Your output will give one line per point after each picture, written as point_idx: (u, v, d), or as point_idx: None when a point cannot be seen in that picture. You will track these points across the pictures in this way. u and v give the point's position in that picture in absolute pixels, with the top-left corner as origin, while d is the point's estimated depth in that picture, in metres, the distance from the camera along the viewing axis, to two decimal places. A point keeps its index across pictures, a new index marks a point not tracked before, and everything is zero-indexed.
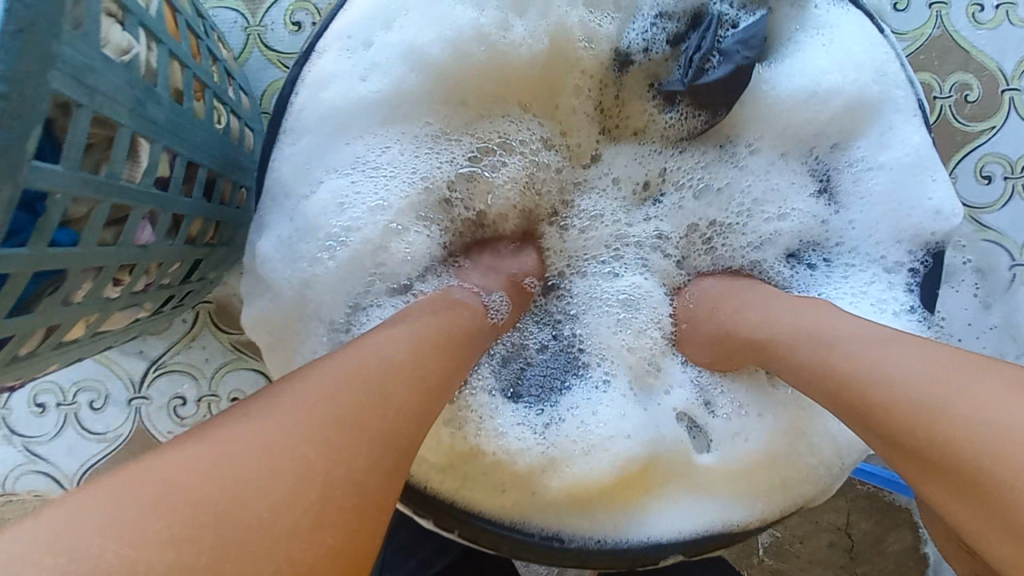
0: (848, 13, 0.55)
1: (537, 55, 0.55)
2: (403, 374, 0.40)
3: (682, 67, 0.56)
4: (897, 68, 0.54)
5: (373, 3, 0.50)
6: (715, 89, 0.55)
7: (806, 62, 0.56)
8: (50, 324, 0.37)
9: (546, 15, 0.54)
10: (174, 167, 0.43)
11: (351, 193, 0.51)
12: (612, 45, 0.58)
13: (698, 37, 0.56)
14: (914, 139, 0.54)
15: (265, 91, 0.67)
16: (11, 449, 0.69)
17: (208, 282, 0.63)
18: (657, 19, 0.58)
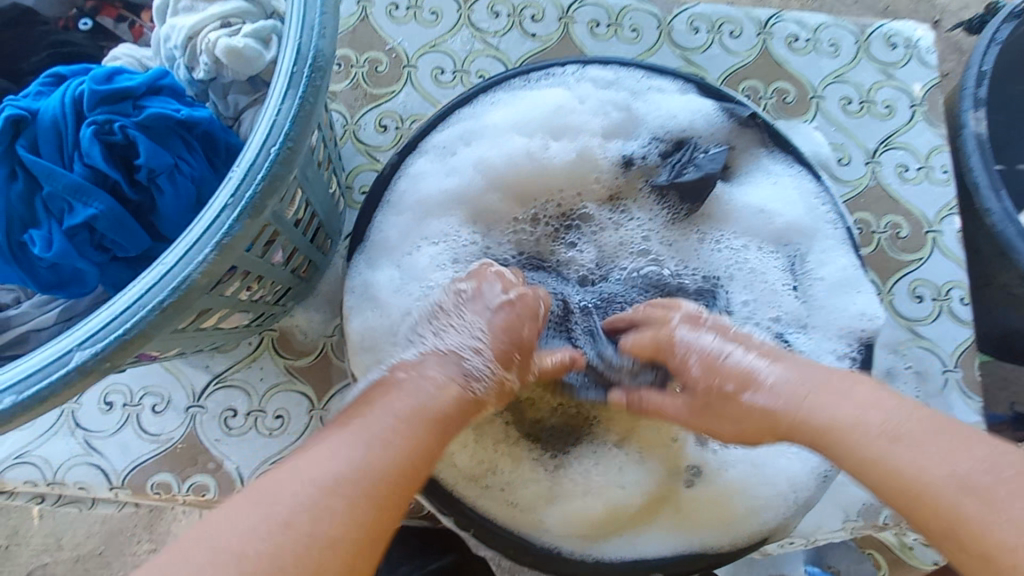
0: (790, 167, 0.72)
1: (570, 162, 0.71)
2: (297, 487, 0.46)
3: (669, 171, 0.71)
4: (829, 209, 0.70)
5: (461, 127, 0.70)
6: (689, 187, 0.68)
7: (756, 195, 0.71)
8: (207, 310, 0.51)
9: (574, 142, 0.71)
10: (305, 213, 0.59)
11: (417, 252, 0.68)
12: (619, 154, 0.72)
13: (680, 154, 0.71)
14: (842, 262, 0.69)
15: (352, 172, 0.87)
16: (70, 440, 0.77)
17: (285, 310, 0.76)
18: (652, 140, 0.72)
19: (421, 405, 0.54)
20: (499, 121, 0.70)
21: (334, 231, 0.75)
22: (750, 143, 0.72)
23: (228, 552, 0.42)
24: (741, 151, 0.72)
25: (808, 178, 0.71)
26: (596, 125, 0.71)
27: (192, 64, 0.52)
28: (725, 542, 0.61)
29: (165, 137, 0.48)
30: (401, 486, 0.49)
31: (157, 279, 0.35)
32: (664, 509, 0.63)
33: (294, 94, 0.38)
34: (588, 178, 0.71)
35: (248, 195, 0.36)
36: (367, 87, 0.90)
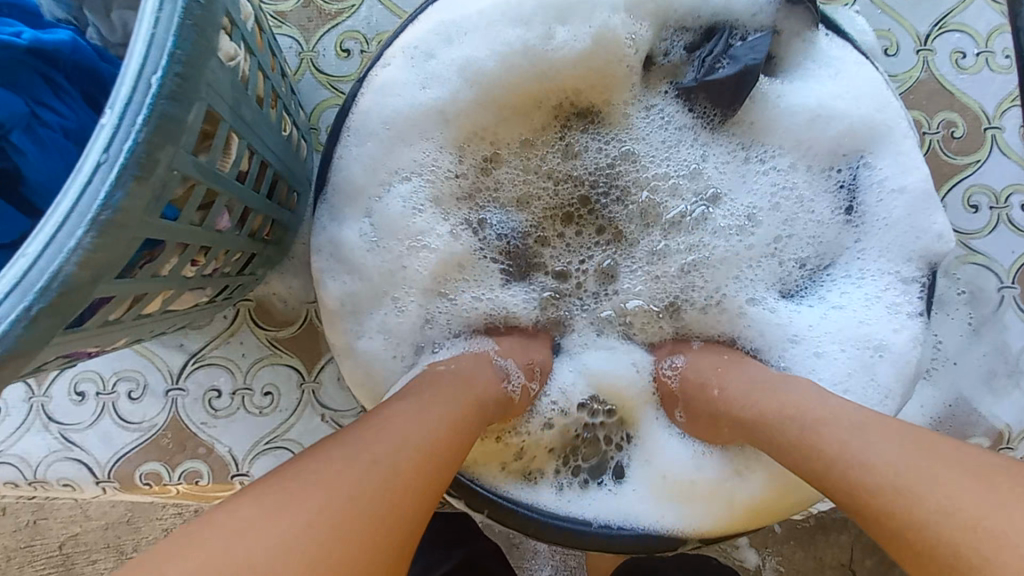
0: (844, 51, 0.60)
1: (578, 56, 0.58)
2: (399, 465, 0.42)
3: (695, 68, 0.60)
4: (896, 104, 0.59)
5: (438, 24, 0.57)
6: (723, 87, 0.58)
7: (814, 93, 0.59)
8: (139, 296, 0.42)
9: (590, 22, 0.57)
10: (251, 162, 0.48)
11: (388, 196, 0.57)
12: (648, 45, 0.60)
13: (710, 46, 0.59)
14: (914, 167, 0.59)
15: (317, 108, 0.74)
16: (46, 435, 0.71)
17: (257, 277, 0.67)
18: (675, 32, 0.60)
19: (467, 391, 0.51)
20: (485, 7, 0.57)
21: (301, 180, 0.64)
22: (806, 22, 0.59)
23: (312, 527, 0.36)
24: (791, 32, 0.60)
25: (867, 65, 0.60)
26: None
27: None
28: (771, 504, 0.55)
29: (14, 75, 0.36)
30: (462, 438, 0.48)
31: (18, 277, 0.25)
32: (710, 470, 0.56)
33: None
34: (614, 79, 0.60)
35: (126, 149, 0.26)
36: (321, 3, 0.75)
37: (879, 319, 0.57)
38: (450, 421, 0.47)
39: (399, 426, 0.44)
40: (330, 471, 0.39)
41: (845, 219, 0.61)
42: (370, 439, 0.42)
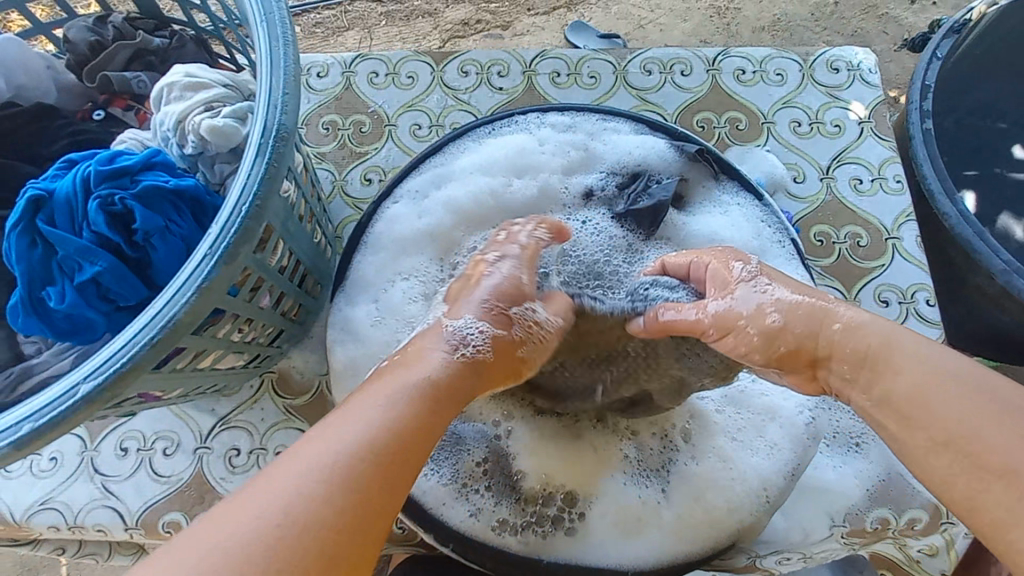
0: (737, 194, 0.78)
1: (529, 196, 0.78)
2: (322, 473, 0.45)
3: (624, 199, 0.77)
4: (770, 231, 0.76)
5: (432, 174, 0.78)
6: (643, 213, 0.74)
7: (710, 222, 0.77)
8: (201, 350, 0.58)
9: (536, 179, 0.79)
10: (289, 260, 0.67)
11: (393, 290, 0.74)
12: (582, 187, 0.80)
13: (635, 184, 0.77)
14: (795, 277, 0.73)
15: (342, 222, 0.96)
16: (90, 486, 0.83)
17: (282, 351, 0.83)
18: (608, 173, 0.80)
19: (412, 382, 0.53)
20: (465, 164, 0.79)
21: (324, 276, 0.82)
22: (703, 175, 0.79)
23: (226, 530, 0.41)
24: (693, 179, 0.79)
25: (753, 201, 0.78)
26: (556, 162, 0.79)
27: (182, 142, 0.54)
28: (702, 544, 0.65)
29: (156, 204, 0.50)
30: (395, 442, 0.49)
31: (147, 321, 0.42)
32: (652, 520, 0.66)
33: (262, 161, 0.46)
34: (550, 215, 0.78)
35: (223, 247, 0.44)
36: (353, 146, 1.00)
37: (775, 392, 0.71)
38: (416, 401, 0.52)
39: (363, 413, 0.49)
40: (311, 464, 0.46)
41: None
42: (309, 451, 0.46)
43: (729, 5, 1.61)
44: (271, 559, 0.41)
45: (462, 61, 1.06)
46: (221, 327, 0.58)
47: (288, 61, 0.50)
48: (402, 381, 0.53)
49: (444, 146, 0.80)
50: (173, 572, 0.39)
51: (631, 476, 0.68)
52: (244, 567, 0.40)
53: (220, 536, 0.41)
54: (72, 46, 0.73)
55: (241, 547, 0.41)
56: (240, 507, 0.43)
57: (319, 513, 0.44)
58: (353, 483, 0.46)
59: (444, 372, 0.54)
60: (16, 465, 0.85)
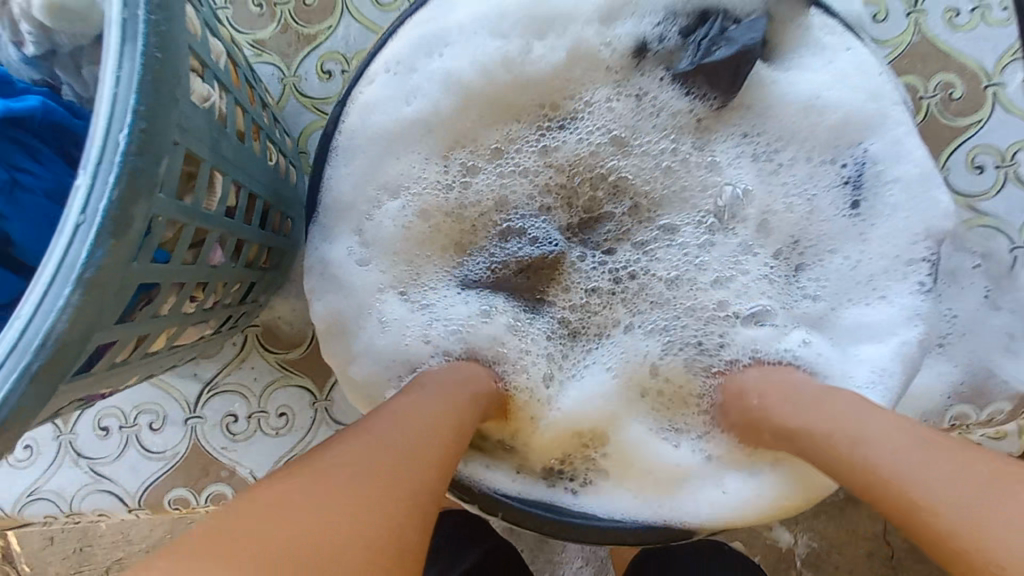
0: (840, 34, 0.59)
1: (559, 60, 0.59)
2: (389, 462, 0.42)
3: (691, 53, 0.59)
4: (890, 87, 0.58)
5: (418, 32, 0.57)
6: (719, 70, 0.57)
7: (809, 77, 0.58)
8: (143, 336, 0.43)
9: (566, 35, 0.58)
10: (239, 197, 0.50)
11: (378, 214, 0.58)
12: (633, 36, 0.59)
13: (705, 31, 0.58)
14: (919, 151, 0.57)
15: (304, 133, 0.75)
16: (77, 471, 0.74)
17: (260, 303, 0.68)
18: (665, 15, 0.59)
19: (430, 394, 0.50)
20: (466, 17, 0.57)
21: (293, 206, 0.65)
22: (794, 12, 0.59)
23: (305, 515, 0.36)
24: (781, 22, 0.59)
25: (864, 46, 0.59)
26: (592, 5, 0.58)
27: (18, 40, 0.42)
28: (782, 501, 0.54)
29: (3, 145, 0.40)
30: (437, 439, 0.46)
31: (10, 342, 0.26)
32: (694, 478, 0.56)
33: (133, 51, 0.28)
34: (598, 88, 0.60)
35: (102, 208, 0.27)
36: (299, 28, 0.76)
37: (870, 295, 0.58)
38: (455, 404, 0.50)
39: (400, 409, 0.48)
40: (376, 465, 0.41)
41: (845, 204, 0.59)
42: (356, 437, 0.44)
43: None
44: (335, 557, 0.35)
45: None
46: (165, 306, 0.44)
47: None
48: (450, 395, 0.51)
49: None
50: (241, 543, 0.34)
51: (664, 425, 0.58)
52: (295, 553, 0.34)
53: (286, 520, 0.36)
54: None
55: (293, 526, 0.36)
56: (312, 484, 0.39)
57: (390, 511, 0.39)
58: (420, 482, 0.42)
59: (471, 395, 0.52)
60: None
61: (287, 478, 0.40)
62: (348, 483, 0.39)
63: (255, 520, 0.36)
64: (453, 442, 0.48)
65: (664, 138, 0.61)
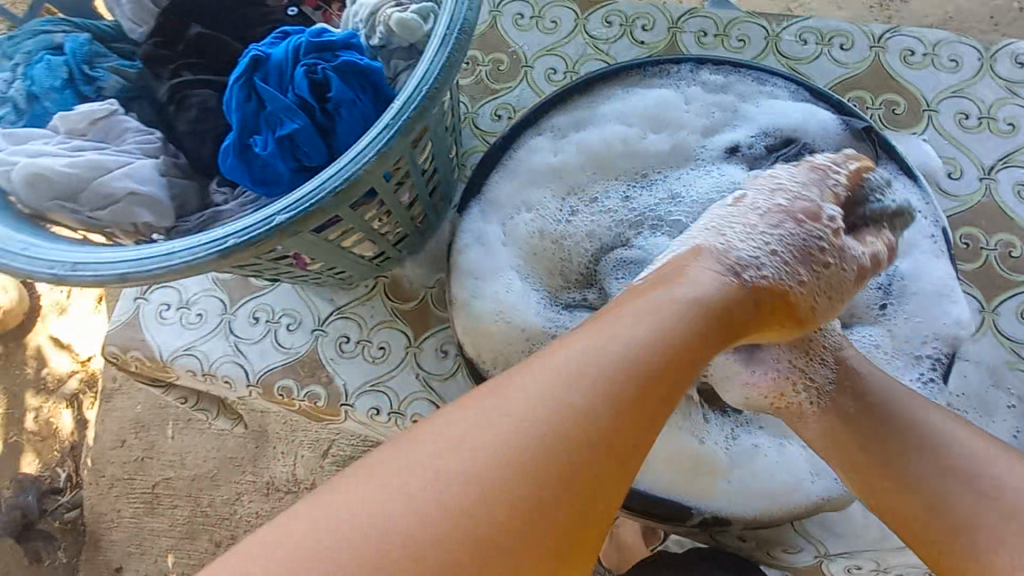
0: (896, 176, 0.74)
1: (666, 148, 0.79)
2: (569, 420, 0.45)
3: (767, 161, 0.76)
4: (924, 222, 0.72)
5: (572, 115, 0.81)
6: None
7: None
8: (349, 227, 0.65)
9: (674, 135, 0.79)
10: (430, 165, 0.72)
11: (516, 220, 0.78)
12: (724, 145, 0.79)
13: (788, 150, 0.76)
14: (941, 273, 0.71)
15: (468, 151, 1.01)
16: (225, 342, 0.96)
17: (400, 256, 0.90)
18: (756, 134, 0.78)
19: (665, 320, 0.53)
20: (609, 110, 0.80)
21: (449, 195, 0.88)
22: (862, 153, 0.75)
23: (482, 460, 0.43)
24: (850, 157, 0.75)
25: (911, 187, 0.74)
26: (699, 122, 0.80)
27: (369, 34, 0.60)
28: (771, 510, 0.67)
29: (348, 78, 0.56)
30: (613, 391, 0.47)
31: (335, 173, 0.48)
32: (715, 477, 0.67)
33: (445, 48, 0.50)
34: (681, 170, 0.78)
35: (403, 120, 0.49)
36: (489, 82, 1.04)
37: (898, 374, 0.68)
38: (687, 334, 0.53)
39: (553, 361, 0.49)
40: (565, 393, 0.46)
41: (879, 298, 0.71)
42: (515, 393, 0.47)
43: None
44: (517, 505, 0.42)
45: (607, 12, 1.06)
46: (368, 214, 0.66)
47: None
48: (674, 325, 0.53)
49: (589, 84, 0.81)
50: (429, 475, 0.43)
51: (693, 433, 0.69)
52: (483, 489, 0.42)
53: (466, 460, 0.43)
54: None
55: (477, 469, 0.43)
56: (486, 428, 0.45)
57: (564, 460, 0.44)
58: (601, 437, 0.46)
59: (709, 301, 0.56)
60: (172, 313, 0.99)
61: (471, 420, 0.46)
62: (533, 428, 0.45)
63: (448, 453, 0.44)
64: (652, 396, 0.49)
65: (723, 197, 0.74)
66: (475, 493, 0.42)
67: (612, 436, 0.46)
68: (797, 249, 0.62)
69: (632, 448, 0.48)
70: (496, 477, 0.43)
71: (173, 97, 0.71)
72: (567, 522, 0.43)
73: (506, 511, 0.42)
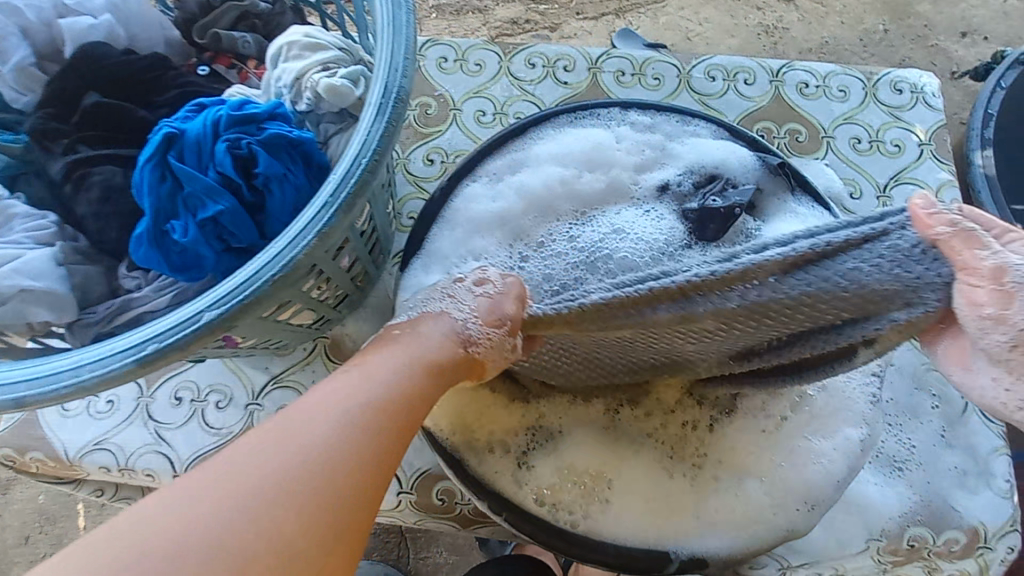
0: (811, 209, 0.80)
1: (600, 188, 0.79)
2: (327, 445, 0.48)
3: (699, 198, 0.79)
4: None
5: (508, 158, 0.80)
6: (717, 213, 0.75)
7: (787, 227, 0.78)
8: (287, 303, 0.60)
9: (607, 175, 0.80)
10: (368, 225, 0.69)
11: (464, 269, 0.74)
12: (655, 184, 0.81)
13: (712, 186, 0.79)
14: None
15: (402, 199, 0.98)
16: (144, 431, 0.86)
17: (341, 314, 0.85)
18: (683, 172, 0.81)
19: (410, 363, 0.56)
20: (545, 151, 0.81)
21: (387, 246, 0.84)
22: (780, 188, 0.81)
23: (241, 486, 0.44)
24: (768, 193, 0.81)
25: (824, 213, 0.80)
26: (630, 160, 0.81)
27: (296, 98, 0.57)
28: (741, 543, 0.65)
29: (277, 152, 0.53)
30: (378, 420, 0.51)
31: (271, 260, 0.44)
32: (685, 516, 0.66)
33: (381, 119, 0.48)
34: (620, 208, 0.79)
35: (342, 197, 0.46)
36: (418, 127, 1.03)
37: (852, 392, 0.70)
38: (425, 366, 0.57)
39: (329, 394, 0.51)
40: (310, 444, 0.47)
41: None
42: (281, 424, 0.49)
43: (778, 24, 1.62)
44: (271, 521, 0.44)
45: (529, 53, 1.08)
46: (307, 290, 0.62)
47: (408, 27, 0.52)
48: (415, 362, 0.56)
49: (525, 128, 0.82)
50: (183, 516, 0.42)
51: (656, 468, 0.68)
52: (230, 515, 0.43)
53: (226, 488, 0.44)
54: (182, 6, 0.76)
55: (236, 502, 0.44)
56: (256, 452, 0.47)
57: (331, 474, 0.47)
58: (363, 450, 0.49)
59: (440, 351, 0.59)
60: (76, 404, 0.87)
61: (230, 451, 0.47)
62: (281, 449, 0.47)
63: (205, 488, 0.44)
64: (404, 419, 0.53)
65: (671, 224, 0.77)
66: (218, 525, 0.42)
67: (353, 487, 0.48)
68: (495, 326, 0.61)
69: (395, 455, 0.51)
70: (241, 501, 0.44)
71: (69, 177, 0.64)
72: (330, 531, 0.46)
73: (253, 527, 0.43)
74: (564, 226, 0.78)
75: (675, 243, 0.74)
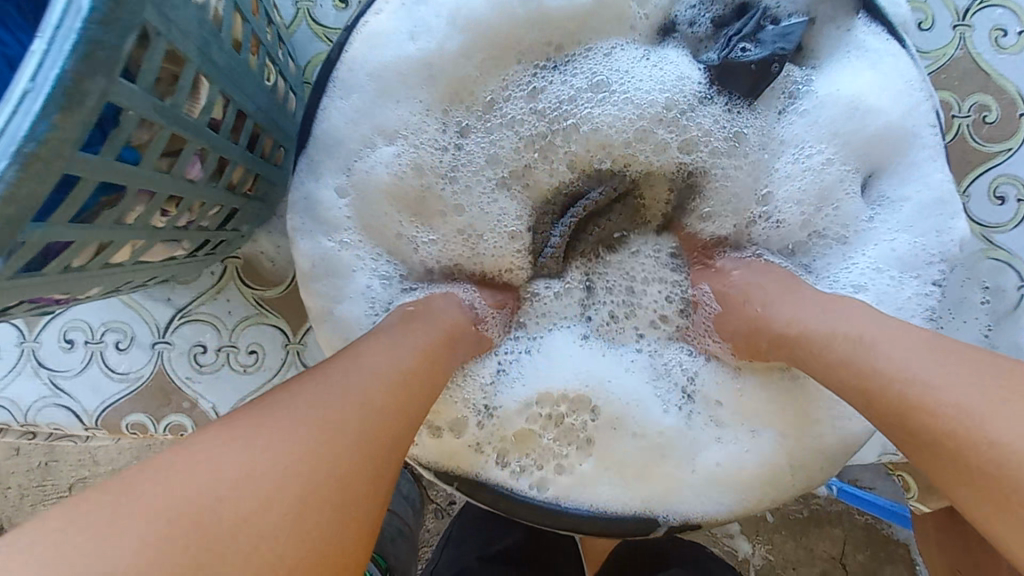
0: (886, 40, 0.56)
1: (578, 6, 0.54)
2: (348, 421, 0.40)
3: (721, 45, 0.57)
4: (927, 106, 0.56)
5: None
6: (743, 66, 0.55)
7: (841, 79, 0.56)
8: (105, 242, 0.41)
9: None
10: (225, 112, 0.47)
11: (373, 158, 0.54)
12: (663, 14, 0.58)
13: (742, 22, 0.57)
14: (936, 177, 0.56)
15: (310, 62, 0.72)
16: (36, 381, 0.72)
17: (242, 234, 0.66)
18: (703, 2, 0.58)
19: (429, 337, 0.50)
20: None
21: (287, 136, 0.62)
22: (839, 10, 0.57)
23: (249, 476, 0.36)
24: (823, 21, 0.57)
25: (909, 60, 0.56)
26: None
27: None
28: (743, 504, 0.54)
29: None
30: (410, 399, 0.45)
31: None
32: (678, 465, 0.55)
33: None
34: (608, 44, 0.57)
35: (54, 76, 0.26)
36: None
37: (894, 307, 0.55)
38: (441, 341, 0.51)
39: (345, 369, 0.43)
40: (333, 422, 0.40)
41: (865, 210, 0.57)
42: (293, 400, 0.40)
43: None
44: (283, 519, 0.35)
45: None
46: (136, 222, 0.42)
47: None
48: (440, 338, 0.50)
49: None
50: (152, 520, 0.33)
51: (648, 406, 0.56)
52: (241, 508, 0.34)
53: (231, 476, 0.35)
54: None
55: (249, 486, 0.35)
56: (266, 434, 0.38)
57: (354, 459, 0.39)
58: (391, 430, 0.42)
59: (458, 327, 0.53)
60: None
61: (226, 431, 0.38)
62: (302, 433, 0.38)
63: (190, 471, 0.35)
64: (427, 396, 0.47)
65: (679, 81, 0.56)
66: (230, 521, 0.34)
67: (381, 472, 0.40)
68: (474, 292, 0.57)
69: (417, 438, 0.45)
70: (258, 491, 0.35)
71: None
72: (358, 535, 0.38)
73: (274, 526, 0.35)
74: (533, 82, 0.56)
75: (678, 111, 0.56)
